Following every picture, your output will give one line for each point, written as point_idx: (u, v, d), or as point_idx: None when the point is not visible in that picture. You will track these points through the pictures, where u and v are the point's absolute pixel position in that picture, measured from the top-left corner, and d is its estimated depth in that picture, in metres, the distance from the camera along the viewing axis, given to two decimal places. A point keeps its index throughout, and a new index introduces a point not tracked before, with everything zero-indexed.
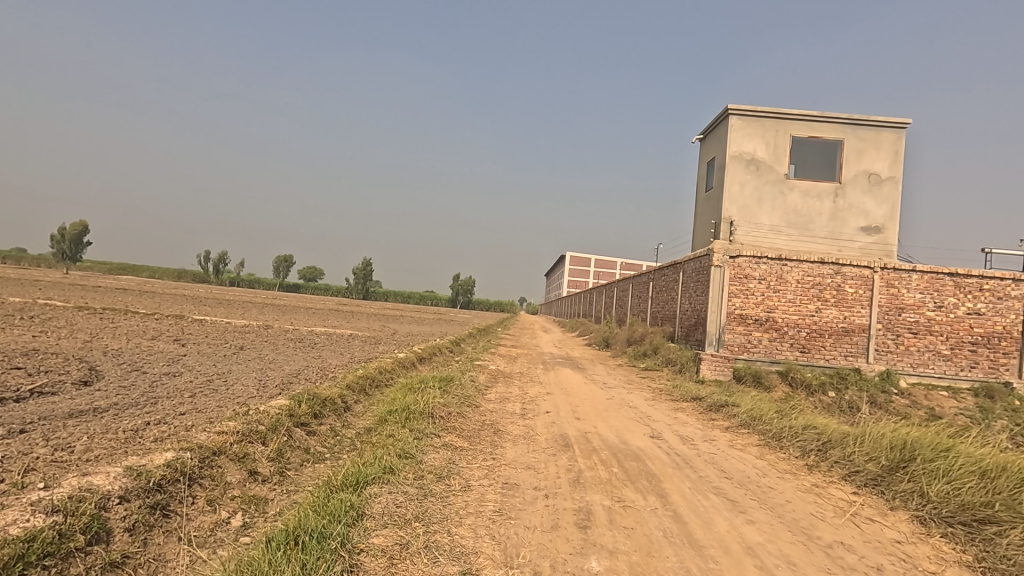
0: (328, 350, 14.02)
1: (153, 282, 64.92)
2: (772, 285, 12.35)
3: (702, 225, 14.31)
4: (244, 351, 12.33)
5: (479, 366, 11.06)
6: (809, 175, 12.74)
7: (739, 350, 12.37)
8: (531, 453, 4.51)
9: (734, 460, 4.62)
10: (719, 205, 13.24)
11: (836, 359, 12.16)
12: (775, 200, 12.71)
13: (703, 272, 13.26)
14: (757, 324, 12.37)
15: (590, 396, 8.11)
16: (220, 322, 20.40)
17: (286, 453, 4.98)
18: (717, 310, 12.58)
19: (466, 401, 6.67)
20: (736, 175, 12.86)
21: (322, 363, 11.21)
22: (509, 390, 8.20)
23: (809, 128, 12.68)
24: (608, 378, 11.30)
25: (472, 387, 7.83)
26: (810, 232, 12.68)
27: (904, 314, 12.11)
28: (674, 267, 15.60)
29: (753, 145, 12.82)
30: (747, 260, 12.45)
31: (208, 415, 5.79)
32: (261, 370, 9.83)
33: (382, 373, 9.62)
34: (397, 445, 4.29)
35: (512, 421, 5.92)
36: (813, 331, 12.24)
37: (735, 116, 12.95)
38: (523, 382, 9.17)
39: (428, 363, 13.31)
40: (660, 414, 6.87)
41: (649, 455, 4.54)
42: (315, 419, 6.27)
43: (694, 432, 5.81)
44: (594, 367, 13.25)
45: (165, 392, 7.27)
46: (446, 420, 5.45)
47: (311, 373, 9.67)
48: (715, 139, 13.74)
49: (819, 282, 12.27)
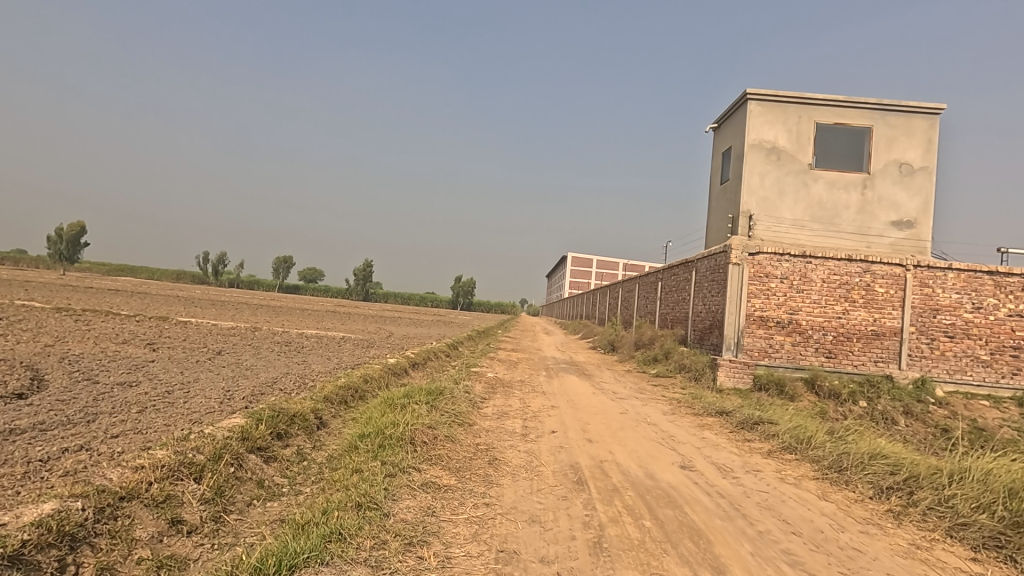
0: (313, 355, 13.05)
1: (149, 283, 64.04)
2: (795, 285, 11.37)
3: (717, 221, 13.31)
4: (221, 356, 11.34)
5: (476, 374, 10.06)
6: (835, 165, 11.75)
7: (759, 355, 11.38)
8: (535, 496, 3.51)
9: (794, 503, 3.62)
10: (736, 198, 12.25)
11: (864, 365, 11.16)
12: (797, 192, 11.72)
13: (719, 272, 12.28)
14: (779, 327, 11.38)
15: (600, 410, 7.12)
16: (205, 324, 19.42)
17: (229, 491, 3.99)
18: (735, 312, 11.61)
19: (458, 419, 5.67)
20: (756, 166, 11.87)
21: (303, 370, 10.20)
22: (508, 402, 7.21)
23: (835, 114, 11.68)
24: (617, 386, 10.31)
25: (466, 400, 6.83)
26: (836, 226, 11.67)
27: (939, 316, 11.12)
28: (686, 267, 14.61)
29: (774, 133, 11.82)
30: (767, 257, 11.47)
31: (143, 439, 4.78)
32: (232, 378, 8.84)
33: (367, 383, 8.63)
34: (361, 489, 3.29)
35: (512, 445, 4.92)
36: (840, 335, 11.25)
37: (753, 102, 11.97)
38: (524, 393, 8.17)
39: (422, 369, 12.33)
40: (685, 434, 5.87)
41: (688, 498, 3.55)
42: (277, 442, 5.27)
43: (731, 459, 4.80)
44: (601, 373, 12.26)
45: (109, 406, 6.29)
46: (430, 446, 4.45)
47: (288, 381, 8.68)
48: (731, 127, 12.75)
49: (846, 281, 11.29)
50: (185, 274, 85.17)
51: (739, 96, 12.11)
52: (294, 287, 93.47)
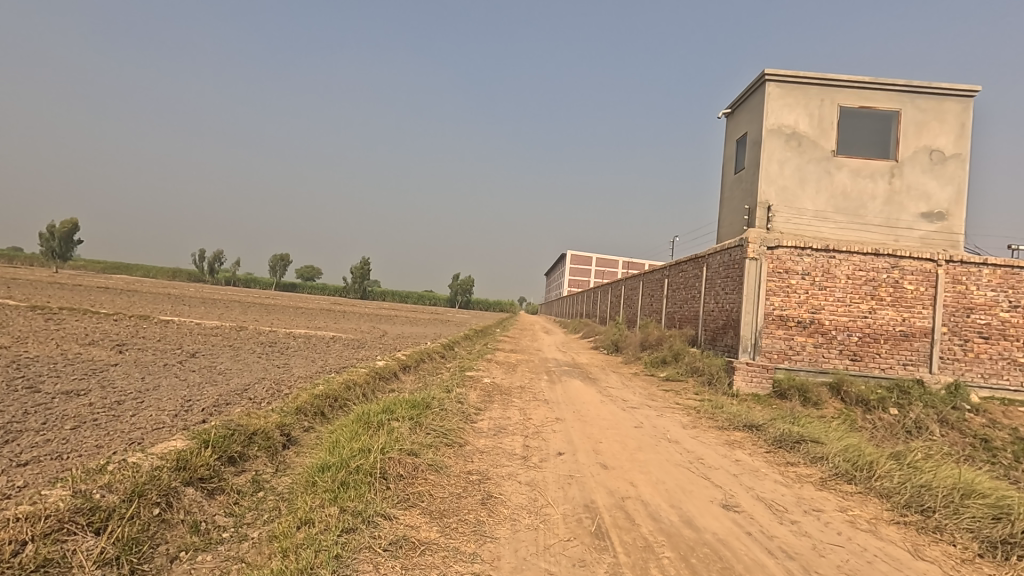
0: (298, 357, 12.13)
1: (143, 281, 63.02)
2: (818, 282, 10.49)
3: (730, 213, 12.41)
4: (194, 359, 10.41)
5: (471, 379, 9.17)
6: (860, 152, 10.85)
7: (779, 357, 10.49)
8: (543, 561, 2.61)
9: (887, 567, 2.74)
10: (752, 187, 11.35)
11: (893, 369, 10.29)
12: (820, 181, 10.83)
13: (734, 267, 11.38)
14: (800, 327, 10.50)
15: (611, 423, 6.24)
16: (188, 323, 18.48)
17: (147, 545, 3.10)
18: (752, 311, 10.73)
19: (447, 441, 4.76)
20: (775, 153, 10.97)
21: (282, 374, 9.28)
22: (506, 415, 6.31)
23: (860, 96, 10.79)
24: (625, 392, 9.40)
25: (458, 413, 5.93)
26: (862, 218, 10.78)
27: (973, 315, 10.25)
28: (696, 263, 13.72)
29: (795, 117, 10.91)
30: (787, 252, 10.59)
31: (52, 468, 3.86)
32: (199, 385, 7.91)
33: (348, 391, 7.71)
34: (300, 561, 2.39)
35: (511, 476, 4.03)
36: (866, 336, 10.38)
37: (772, 84, 11.07)
38: (524, 402, 7.26)
39: (413, 372, 11.43)
40: (715, 455, 4.98)
41: (748, 562, 2.66)
42: (227, 469, 4.36)
43: (780, 493, 3.91)
44: (606, 377, 11.37)
45: (39, 421, 5.38)
46: (408, 482, 3.55)
47: (260, 389, 7.76)
48: (747, 111, 11.84)
49: (873, 277, 10.42)
50: (180, 272, 84.14)
51: (756, 77, 11.21)
52: (291, 285, 92.55)
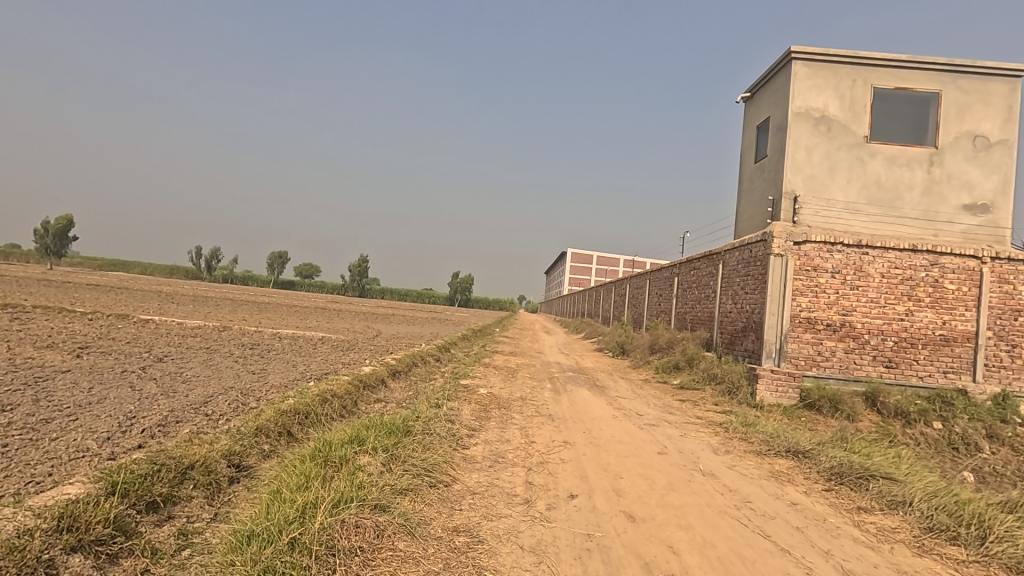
0: (277, 361, 11.12)
1: (137, 278, 61.99)
2: (849, 280, 9.51)
3: (750, 206, 11.40)
4: (159, 365, 9.41)
5: (465, 389, 8.14)
6: (895, 138, 9.85)
7: (806, 364, 9.51)
8: None
9: None
10: (776, 177, 10.34)
11: (932, 377, 9.30)
12: (851, 169, 9.83)
13: (755, 265, 10.39)
14: (830, 331, 9.52)
15: (630, 447, 5.26)
16: (168, 322, 17.47)
17: None
18: (776, 313, 9.73)
19: (428, 482, 3.75)
20: (801, 139, 9.97)
21: (254, 383, 8.26)
22: (504, 438, 5.30)
23: (895, 76, 9.78)
24: (638, 403, 8.40)
25: (447, 438, 4.92)
26: (897, 210, 9.77)
27: (1021, 319, 9.27)
28: (710, 261, 12.73)
29: (824, 99, 9.91)
30: (816, 248, 9.60)
31: None
32: (151, 396, 6.90)
33: (323, 405, 6.70)
34: None
35: (510, 539, 3.02)
36: (903, 341, 9.38)
37: (798, 62, 10.05)
38: (526, 419, 6.26)
39: (403, 379, 10.43)
40: (765, 499, 3.99)
41: None
42: (141, 522, 3.35)
43: (871, 564, 2.93)
44: (615, 384, 10.39)
45: None
46: (365, 561, 2.55)
47: (222, 402, 6.75)
48: (769, 95, 10.84)
49: (910, 276, 9.42)
50: (177, 269, 83.09)
51: (780, 56, 10.20)
52: (288, 283, 91.57)
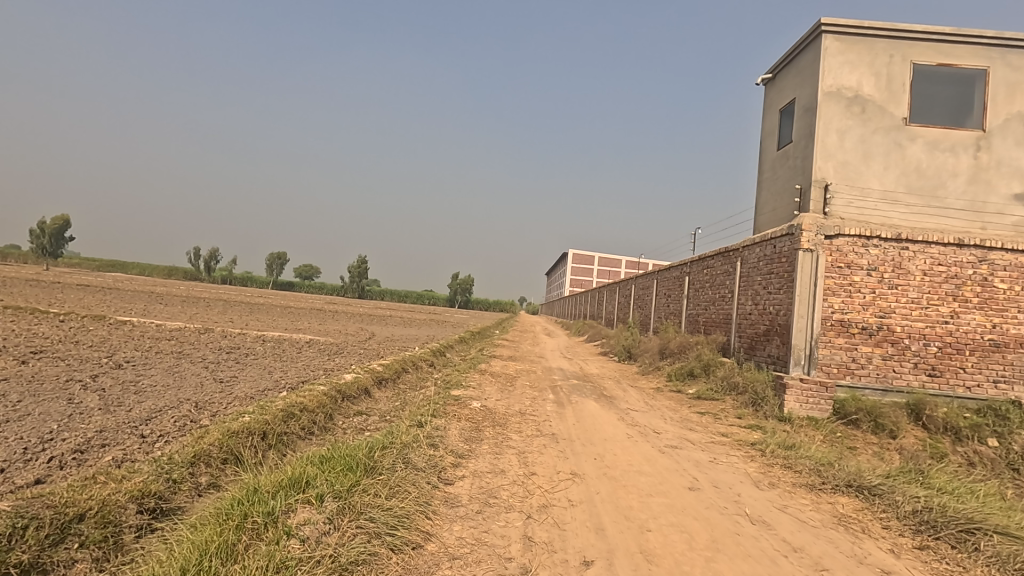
0: (253, 368, 10.10)
1: (132, 279, 61.04)
2: (887, 279, 8.50)
3: (773, 197, 10.38)
4: (115, 372, 8.39)
5: (456, 402, 7.12)
6: (937, 120, 8.84)
7: (839, 372, 8.49)
8: None
9: None
10: (804, 164, 9.32)
11: (982, 387, 8.25)
12: (887, 155, 8.86)
13: (780, 262, 9.36)
14: (865, 335, 8.50)
15: (654, 481, 4.25)
16: (146, 324, 16.41)
17: None
18: (806, 315, 8.71)
19: (389, 545, 2.75)
20: (833, 121, 8.97)
21: (216, 394, 7.24)
22: (498, 469, 4.30)
23: (937, 52, 8.79)
24: (653, 418, 7.39)
25: (425, 473, 3.89)
26: (940, 200, 8.76)
27: None
28: (726, 258, 11.72)
29: (858, 76, 8.92)
30: (850, 242, 8.59)
31: None
32: (86, 412, 5.88)
33: (287, 423, 5.68)
34: None
35: None
36: (948, 346, 8.34)
37: (829, 36, 9.04)
38: (525, 442, 5.23)
39: (390, 387, 9.40)
40: (844, 563, 2.98)
41: None
42: None
43: None
44: (624, 394, 9.37)
45: None
46: None
47: (167, 420, 5.71)
48: (794, 74, 9.84)
49: (956, 274, 8.38)
50: (174, 270, 82.10)
51: (809, 30, 9.20)
52: (286, 284, 90.56)
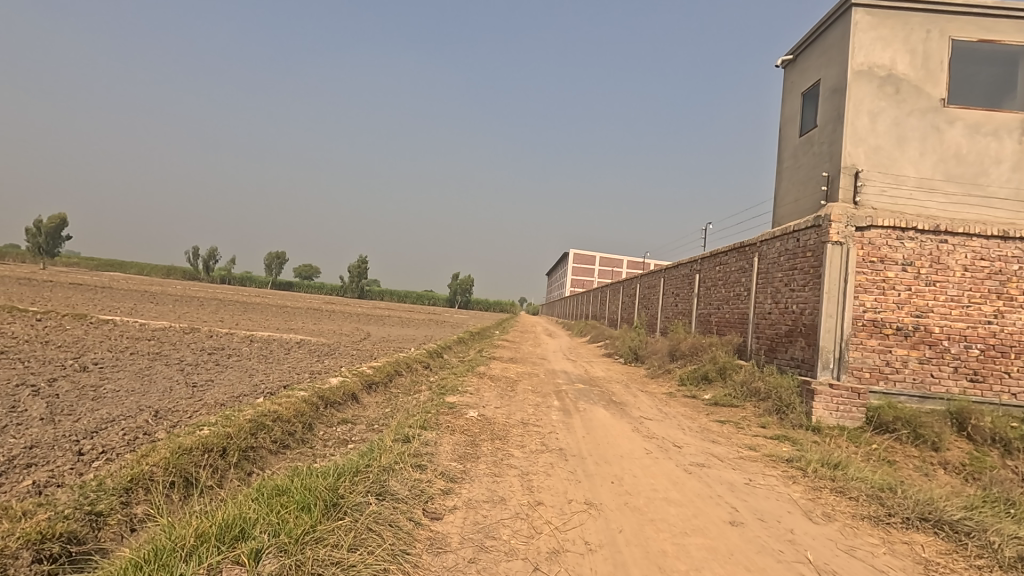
0: (233, 370, 9.32)
1: (129, 278, 60.25)
2: (924, 275, 7.74)
3: (795, 187, 9.64)
4: (77, 375, 7.62)
5: (451, 410, 6.36)
6: (979, 101, 8.08)
7: (872, 377, 7.73)
8: None
9: None
10: (831, 149, 8.57)
11: None
12: (923, 140, 8.12)
13: (806, 257, 8.60)
14: (900, 336, 7.75)
15: (686, 512, 3.49)
16: (131, 323, 15.64)
17: None
18: (835, 315, 7.95)
19: None
20: (864, 102, 8.22)
21: (184, 401, 6.48)
22: (498, 498, 3.54)
23: (979, 26, 8.04)
24: (669, 427, 6.63)
25: (406, 508, 3.13)
26: (981, 189, 8.01)
27: None
28: (742, 254, 10.96)
29: (892, 53, 8.18)
30: (884, 234, 7.83)
31: None
32: (24, 423, 5.12)
33: (255, 436, 4.93)
34: None
35: None
36: (992, 349, 7.56)
37: (860, 10, 8.30)
38: (529, 461, 4.47)
39: (381, 392, 8.64)
40: None
41: None
42: None
43: None
44: (635, 400, 8.62)
45: None
46: None
47: (117, 432, 4.94)
48: (820, 53, 9.10)
49: (1000, 270, 7.61)
50: (172, 270, 81.32)
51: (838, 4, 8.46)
52: (286, 284, 89.77)
